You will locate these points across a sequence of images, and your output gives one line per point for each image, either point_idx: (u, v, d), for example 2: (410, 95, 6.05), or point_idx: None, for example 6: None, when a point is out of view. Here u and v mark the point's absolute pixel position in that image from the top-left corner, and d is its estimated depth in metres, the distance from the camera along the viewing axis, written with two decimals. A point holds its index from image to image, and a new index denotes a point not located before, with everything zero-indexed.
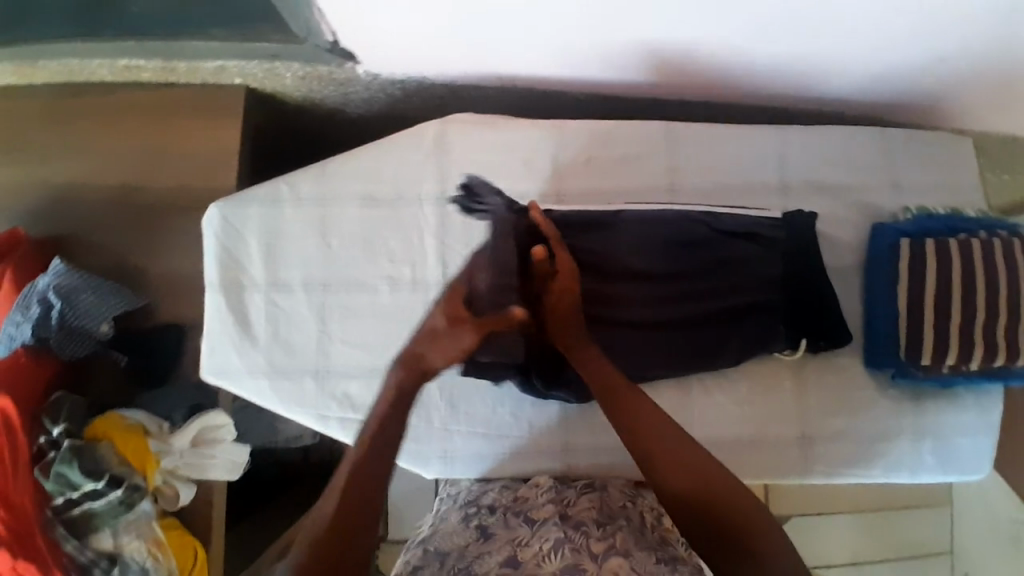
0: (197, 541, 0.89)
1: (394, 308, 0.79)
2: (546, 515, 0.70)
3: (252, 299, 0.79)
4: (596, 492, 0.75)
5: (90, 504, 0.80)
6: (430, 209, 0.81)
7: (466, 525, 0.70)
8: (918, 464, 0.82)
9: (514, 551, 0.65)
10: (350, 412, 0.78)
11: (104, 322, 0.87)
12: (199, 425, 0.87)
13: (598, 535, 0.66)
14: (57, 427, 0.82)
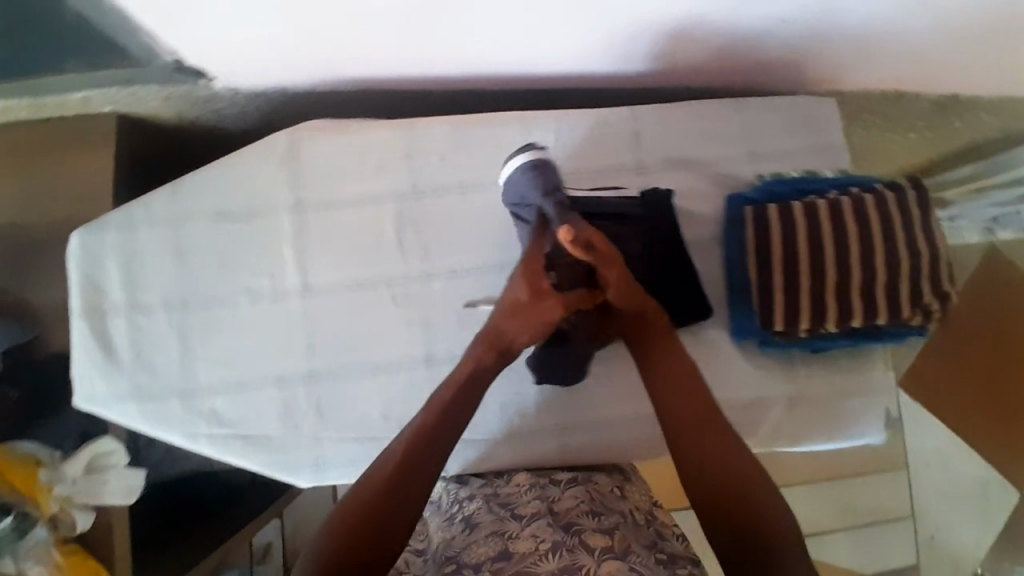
0: (101, 566, 0.89)
1: (254, 320, 0.79)
2: (532, 511, 0.70)
3: (115, 323, 0.80)
4: (580, 487, 0.75)
5: None
6: (285, 217, 0.80)
7: (452, 522, 0.72)
8: (798, 430, 0.82)
9: (505, 546, 0.64)
10: (217, 429, 0.78)
11: None
12: (87, 454, 0.87)
13: (594, 528, 0.65)
14: None
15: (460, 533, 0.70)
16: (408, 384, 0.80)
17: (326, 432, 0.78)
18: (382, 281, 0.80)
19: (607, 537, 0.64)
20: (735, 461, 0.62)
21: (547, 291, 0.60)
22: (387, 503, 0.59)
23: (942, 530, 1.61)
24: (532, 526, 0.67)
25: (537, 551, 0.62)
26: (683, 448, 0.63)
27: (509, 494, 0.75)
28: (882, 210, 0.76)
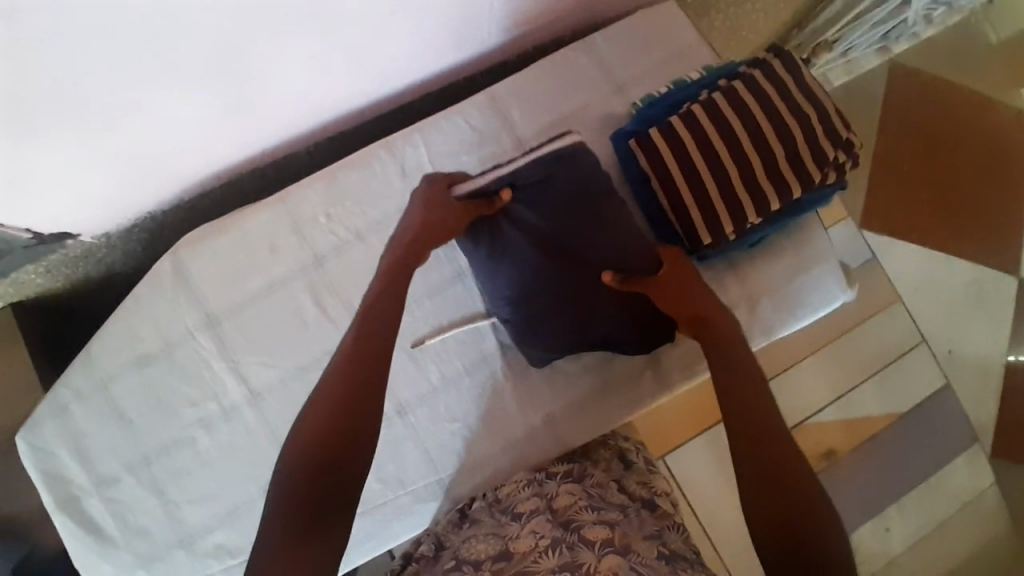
0: None
1: (217, 448, 0.78)
2: (529, 509, 0.68)
3: (91, 505, 0.77)
4: (575, 480, 0.72)
5: None
6: (203, 336, 0.79)
7: (461, 526, 0.73)
8: (769, 323, 0.82)
9: (505, 547, 0.62)
10: (229, 559, 0.78)
11: None
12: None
13: (592, 517, 0.62)
14: None
15: (460, 536, 0.70)
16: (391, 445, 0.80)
17: None
18: (323, 357, 0.78)
19: (609, 529, 0.60)
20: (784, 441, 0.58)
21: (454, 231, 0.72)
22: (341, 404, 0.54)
23: (954, 342, 1.64)
24: (530, 524, 0.65)
25: (534, 549, 0.59)
26: (734, 406, 0.60)
27: (509, 496, 0.74)
28: (752, 92, 0.76)
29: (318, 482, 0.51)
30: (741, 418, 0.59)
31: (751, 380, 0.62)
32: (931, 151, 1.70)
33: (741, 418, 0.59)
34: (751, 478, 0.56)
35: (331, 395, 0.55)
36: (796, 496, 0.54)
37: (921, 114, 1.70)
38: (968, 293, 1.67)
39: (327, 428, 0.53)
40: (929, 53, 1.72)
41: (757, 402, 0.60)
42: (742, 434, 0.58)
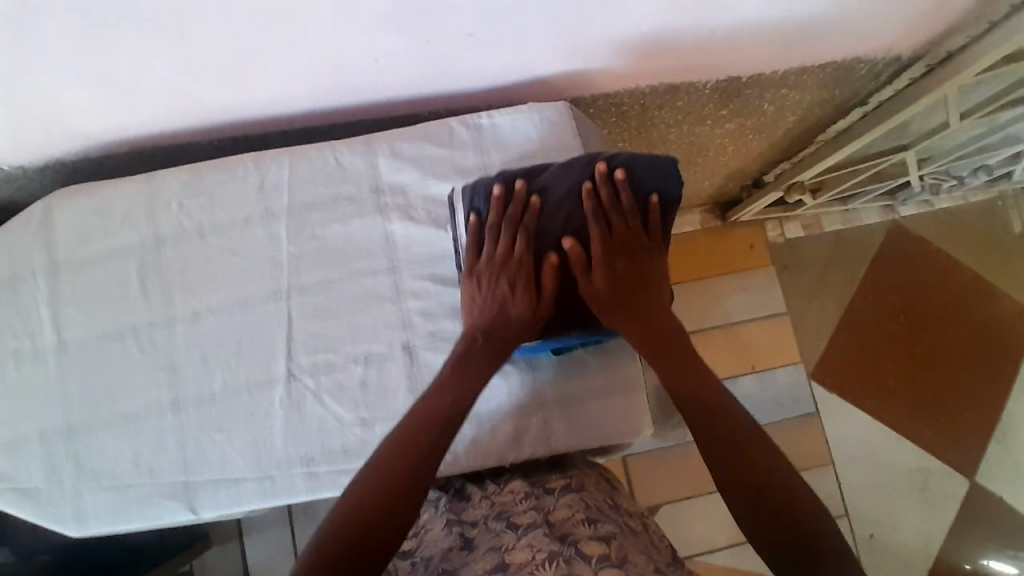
0: None
1: (16, 382, 0.84)
2: (527, 521, 0.75)
3: None
4: (573, 495, 0.80)
5: None
6: (42, 280, 0.86)
7: (451, 532, 0.80)
8: (551, 435, 0.82)
9: (504, 558, 0.70)
10: None
11: None
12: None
13: (589, 534, 0.70)
14: None
15: (459, 549, 0.77)
16: (155, 433, 0.81)
17: (85, 483, 0.81)
18: (130, 331, 0.83)
19: (603, 544, 0.68)
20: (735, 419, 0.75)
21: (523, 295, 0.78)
22: (398, 478, 0.70)
23: (880, 528, 1.53)
24: (527, 536, 0.72)
25: (532, 561, 0.67)
26: (693, 412, 0.76)
27: (505, 503, 0.80)
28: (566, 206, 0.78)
29: (398, 487, 0.69)
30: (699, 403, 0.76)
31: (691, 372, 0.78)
32: (914, 318, 1.59)
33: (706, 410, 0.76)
34: (769, 535, 0.68)
35: (390, 463, 0.71)
36: (791, 530, 0.67)
37: (916, 280, 1.60)
38: (914, 480, 1.55)
39: (382, 500, 0.69)
40: (942, 223, 1.61)
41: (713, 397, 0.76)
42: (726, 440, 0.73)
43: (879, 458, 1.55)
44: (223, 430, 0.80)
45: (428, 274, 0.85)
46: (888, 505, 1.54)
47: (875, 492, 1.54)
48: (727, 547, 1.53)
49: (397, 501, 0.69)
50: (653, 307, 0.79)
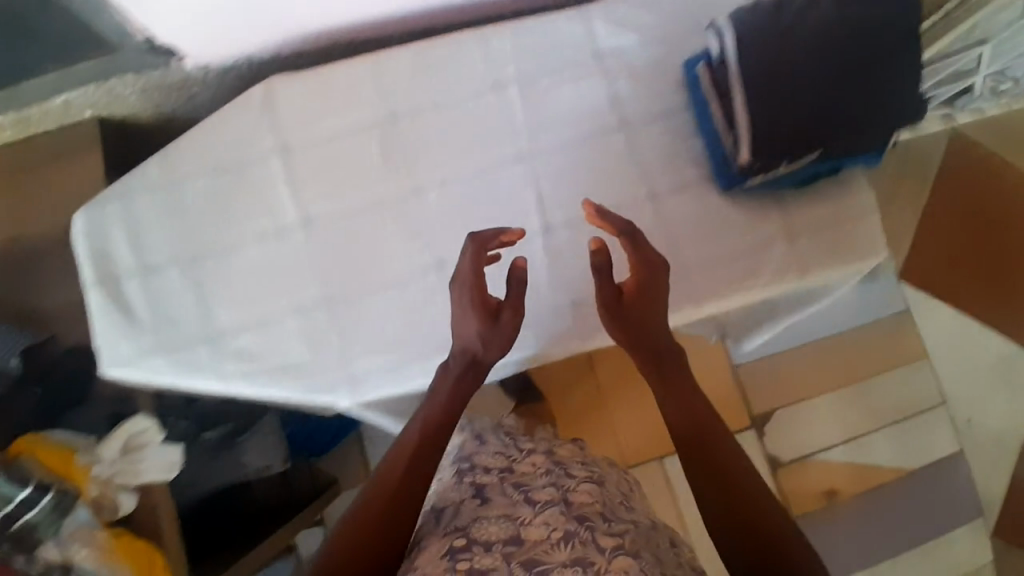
0: (153, 550, 0.88)
1: (264, 259, 0.82)
2: (546, 497, 0.74)
3: (129, 287, 0.81)
4: (595, 483, 0.79)
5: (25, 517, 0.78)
6: (274, 160, 0.84)
7: (463, 483, 0.80)
8: (805, 262, 0.83)
9: (516, 531, 0.69)
10: (250, 364, 0.80)
11: (12, 356, 0.86)
12: (122, 435, 0.86)
13: (604, 528, 0.70)
14: None
15: (470, 500, 0.77)
16: (425, 298, 0.81)
17: (355, 350, 0.80)
18: (378, 205, 0.83)
19: (619, 538, 0.69)
20: (723, 435, 0.74)
21: (491, 311, 0.73)
22: (384, 503, 0.72)
23: (976, 412, 1.64)
24: (544, 513, 0.72)
25: (546, 539, 0.68)
26: (677, 408, 0.76)
27: (524, 475, 0.80)
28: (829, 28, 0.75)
29: (391, 518, 0.71)
30: (688, 412, 0.75)
31: (681, 379, 0.77)
32: (982, 222, 1.71)
33: (698, 422, 0.74)
34: (746, 558, 0.67)
35: (372, 496, 0.73)
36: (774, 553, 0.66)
37: (982, 188, 1.72)
38: (1002, 367, 1.65)
39: (374, 522, 0.71)
40: (993, 129, 1.74)
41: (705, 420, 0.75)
42: (705, 448, 0.73)
43: (968, 349, 1.65)
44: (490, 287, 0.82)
45: (660, 126, 0.85)
46: (982, 392, 1.64)
47: (969, 380, 1.64)
48: (842, 444, 1.61)
49: (390, 528, 0.71)
50: (657, 311, 0.75)
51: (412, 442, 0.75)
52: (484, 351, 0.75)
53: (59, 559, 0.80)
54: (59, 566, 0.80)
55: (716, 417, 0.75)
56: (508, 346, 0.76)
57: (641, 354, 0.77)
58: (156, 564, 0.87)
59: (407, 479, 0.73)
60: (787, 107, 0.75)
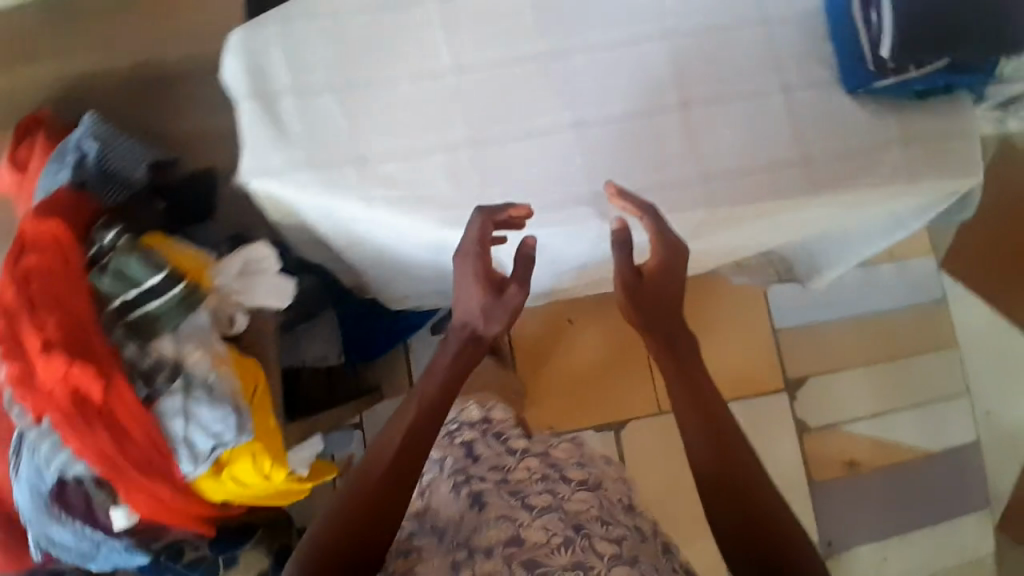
0: (259, 378, 0.89)
1: (413, 96, 0.89)
2: (542, 505, 0.89)
3: (284, 104, 0.88)
4: (589, 490, 0.93)
5: (148, 305, 0.82)
6: (432, 8, 0.89)
7: (459, 493, 0.95)
8: (916, 166, 0.93)
9: (516, 531, 0.86)
10: (390, 188, 0.87)
11: (139, 165, 0.95)
12: (239, 256, 0.88)
13: (600, 533, 0.86)
14: (110, 237, 0.85)
15: (471, 509, 0.92)
16: (554, 150, 0.89)
17: (491, 189, 0.88)
18: (525, 61, 0.89)
19: (616, 544, 0.86)
20: (726, 423, 0.85)
21: (498, 281, 0.86)
22: (377, 500, 0.80)
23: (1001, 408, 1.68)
24: (541, 518, 0.87)
25: (548, 546, 0.83)
26: (684, 401, 0.87)
27: (518, 481, 0.95)
28: None
29: (370, 498, 0.80)
30: (700, 403, 0.86)
31: (693, 378, 0.88)
32: None
33: (709, 412, 0.86)
34: (733, 530, 0.81)
35: (359, 489, 0.80)
36: (767, 533, 0.79)
37: None
38: None
39: (359, 526, 0.78)
40: None
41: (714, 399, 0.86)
42: (710, 427, 0.85)
43: None
44: (624, 150, 0.89)
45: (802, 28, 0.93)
46: None
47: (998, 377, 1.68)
48: (868, 417, 1.66)
49: (375, 527, 0.79)
50: (665, 302, 0.88)
51: (411, 438, 0.83)
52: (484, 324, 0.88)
53: (171, 356, 0.82)
54: (168, 364, 0.81)
55: (718, 409, 0.86)
56: (503, 320, 0.88)
57: (649, 330, 0.89)
58: (262, 389, 0.89)
59: (413, 468, 0.83)
60: (922, 3, 0.82)
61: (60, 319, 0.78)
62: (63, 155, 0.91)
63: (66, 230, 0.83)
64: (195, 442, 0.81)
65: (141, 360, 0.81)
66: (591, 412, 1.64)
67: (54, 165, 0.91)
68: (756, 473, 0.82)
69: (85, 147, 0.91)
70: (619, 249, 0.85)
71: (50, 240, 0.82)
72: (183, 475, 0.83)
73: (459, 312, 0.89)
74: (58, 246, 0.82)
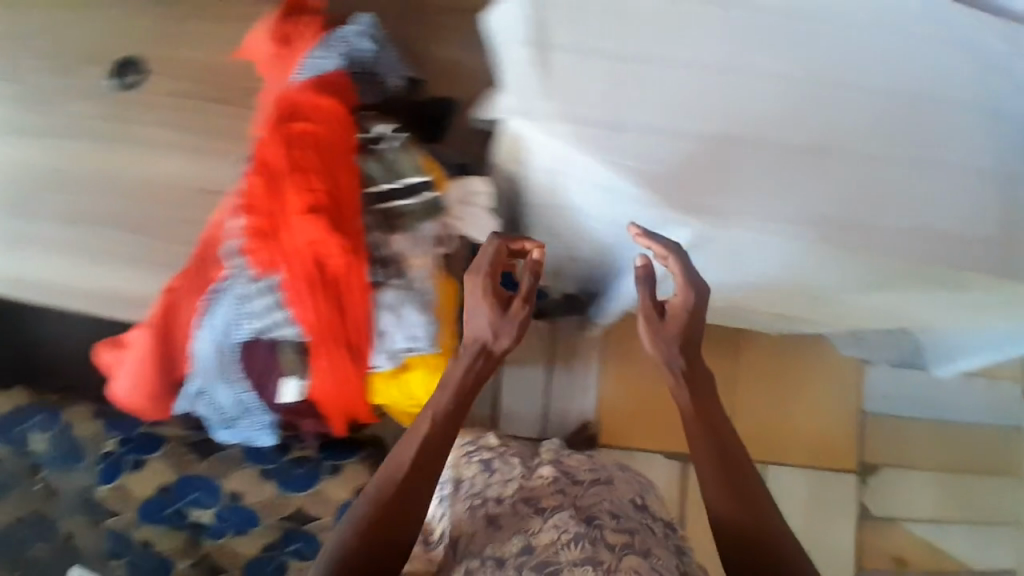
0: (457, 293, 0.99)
1: (676, 85, 0.93)
2: (552, 505, 0.93)
3: (556, 58, 0.92)
4: (598, 489, 0.98)
5: (401, 202, 0.88)
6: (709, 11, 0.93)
7: (473, 511, 0.96)
8: None
9: (529, 539, 0.87)
10: (639, 161, 0.90)
11: (398, 76, 0.99)
12: (461, 185, 0.89)
13: (616, 530, 0.90)
14: (381, 128, 0.91)
15: (481, 531, 0.92)
16: (796, 169, 0.90)
17: (729, 187, 0.90)
18: (779, 78, 0.92)
19: (627, 535, 0.90)
20: (734, 455, 0.89)
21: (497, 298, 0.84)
22: (397, 507, 0.77)
23: None
24: (553, 518, 0.89)
25: (556, 543, 0.84)
26: (697, 435, 0.90)
27: (534, 484, 0.99)
28: None
29: (390, 490, 0.78)
30: (712, 429, 0.90)
31: (705, 416, 0.91)
32: None
33: (720, 455, 0.88)
34: (750, 556, 0.83)
35: (376, 492, 0.78)
36: (776, 546, 0.82)
37: None
38: None
39: (380, 532, 0.75)
40: None
41: (720, 426, 0.91)
42: (723, 458, 0.88)
43: None
44: (860, 185, 0.90)
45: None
46: None
47: None
48: (927, 520, 1.66)
49: (401, 523, 0.76)
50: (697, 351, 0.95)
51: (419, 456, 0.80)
52: (495, 339, 0.85)
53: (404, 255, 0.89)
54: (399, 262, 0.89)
55: (732, 439, 0.90)
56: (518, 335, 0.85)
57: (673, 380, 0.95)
58: (454, 308, 0.97)
59: (426, 474, 0.79)
60: None
61: (330, 188, 0.83)
62: (331, 43, 0.94)
63: (344, 111, 0.88)
64: (395, 338, 0.91)
65: (380, 249, 0.88)
66: (666, 438, 1.67)
67: (322, 50, 0.93)
68: (759, 490, 0.87)
69: (357, 43, 0.95)
70: (642, 281, 0.92)
71: (329, 115, 0.87)
72: (370, 366, 0.92)
73: (469, 330, 0.86)
74: (335, 123, 0.87)
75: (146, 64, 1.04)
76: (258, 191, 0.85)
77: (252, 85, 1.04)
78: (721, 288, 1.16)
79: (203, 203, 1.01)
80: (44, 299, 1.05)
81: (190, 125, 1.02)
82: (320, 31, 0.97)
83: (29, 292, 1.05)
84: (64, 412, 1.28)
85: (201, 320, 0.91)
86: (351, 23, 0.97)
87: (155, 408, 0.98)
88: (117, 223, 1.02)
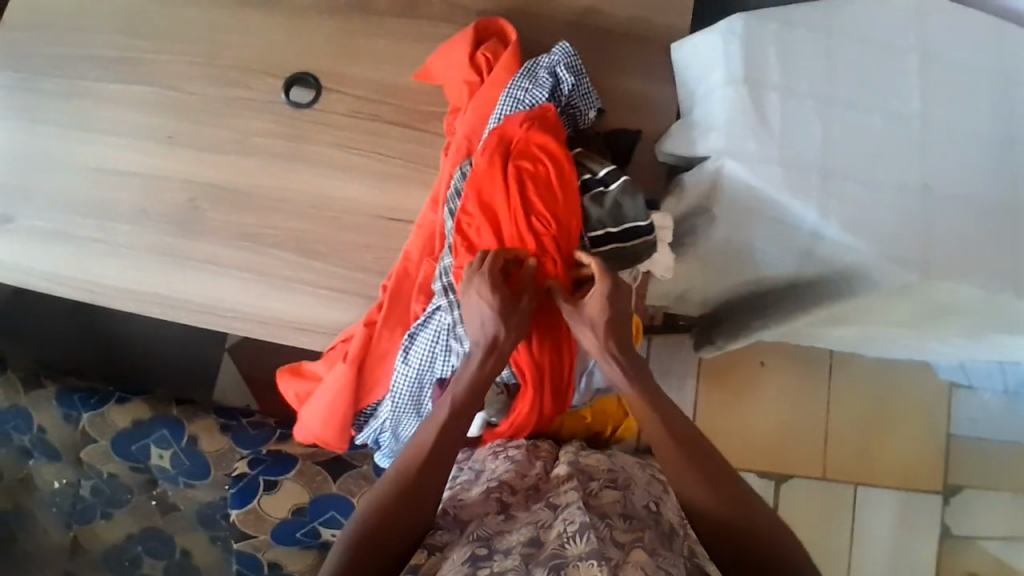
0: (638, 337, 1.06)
1: (889, 129, 0.90)
2: (565, 501, 0.78)
3: (769, 97, 0.88)
4: (618, 490, 0.84)
5: (622, 245, 0.86)
6: (915, 57, 0.91)
7: (487, 498, 0.84)
8: None
9: (535, 533, 0.75)
10: (849, 210, 0.88)
11: (593, 109, 0.92)
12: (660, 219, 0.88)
13: (623, 527, 0.76)
14: (604, 169, 0.88)
15: (494, 516, 0.81)
16: (995, 220, 0.90)
17: (933, 237, 0.89)
18: (980, 130, 0.91)
19: (637, 534, 0.75)
20: (686, 433, 0.85)
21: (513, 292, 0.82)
22: (393, 509, 0.79)
23: None
24: (563, 513, 0.75)
25: (564, 536, 0.70)
26: (655, 421, 0.85)
27: (551, 487, 0.85)
28: None
29: (408, 492, 0.80)
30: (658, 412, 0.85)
31: (659, 401, 0.86)
32: None
33: (684, 436, 0.84)
34: (729, 546, 0.80)
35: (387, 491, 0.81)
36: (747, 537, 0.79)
37: None
38: None
39: (391, 529, 0.79)
40: None
41: (672, 408, 0.86)
42: (686, 441, 0.84)
43: None
44: None
45: None
46: None
47: None
48: (1002, 540, 1.67)
49: (391, 534, 0.79)
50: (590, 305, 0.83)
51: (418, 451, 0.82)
52: (502, 338, 0.82)
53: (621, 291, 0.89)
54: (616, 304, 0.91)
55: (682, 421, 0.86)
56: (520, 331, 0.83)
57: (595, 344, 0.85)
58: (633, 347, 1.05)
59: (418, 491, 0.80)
60: None
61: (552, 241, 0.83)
62: (532, 74, 0.90)
63: (566, 156, 0.84)
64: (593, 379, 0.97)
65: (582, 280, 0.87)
66: (758, 457, 1.67)
67: (525, 83, 0.89)
68: (736, 488, 0.81)
69: (558, 74, 0.89)
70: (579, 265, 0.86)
71: (556, 167, 0.83)
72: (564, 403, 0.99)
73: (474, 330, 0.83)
74: (561, 176, 0.83)
75: (311, 81, 1.00)
76: (474, 228, 0.84)
77: (425, 105, 0.99)
78: (871, 323, 1.16)
79: (377, 229, 0.99)
80: (195, 320, 1.01)
81: (365, 148, 0.99)
82: (515, 59, 0.92)
83: (190, 313, 1.01)
84: (189, 425, 1.29)
85: (399, 357, 0.91)
86: (550, 52, 0.90)
87: (337, 441, 0.97)
88: (287, 245, 1.00)
